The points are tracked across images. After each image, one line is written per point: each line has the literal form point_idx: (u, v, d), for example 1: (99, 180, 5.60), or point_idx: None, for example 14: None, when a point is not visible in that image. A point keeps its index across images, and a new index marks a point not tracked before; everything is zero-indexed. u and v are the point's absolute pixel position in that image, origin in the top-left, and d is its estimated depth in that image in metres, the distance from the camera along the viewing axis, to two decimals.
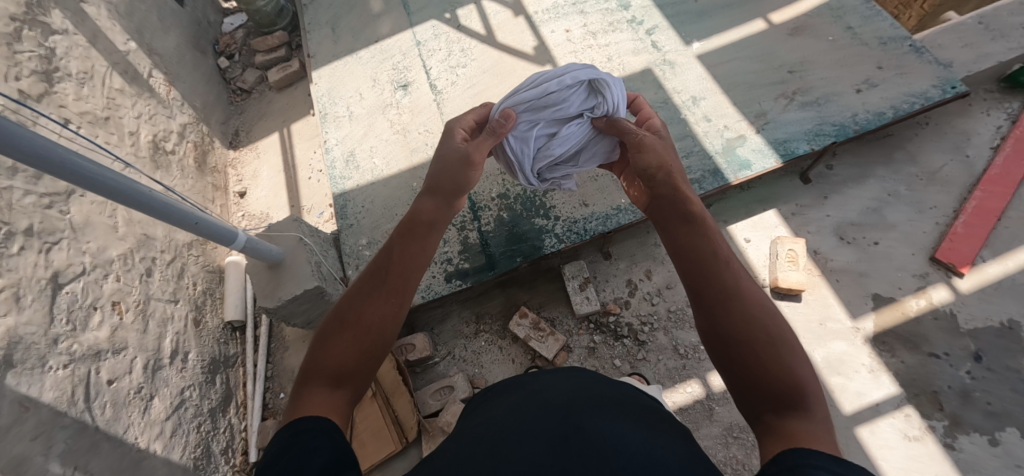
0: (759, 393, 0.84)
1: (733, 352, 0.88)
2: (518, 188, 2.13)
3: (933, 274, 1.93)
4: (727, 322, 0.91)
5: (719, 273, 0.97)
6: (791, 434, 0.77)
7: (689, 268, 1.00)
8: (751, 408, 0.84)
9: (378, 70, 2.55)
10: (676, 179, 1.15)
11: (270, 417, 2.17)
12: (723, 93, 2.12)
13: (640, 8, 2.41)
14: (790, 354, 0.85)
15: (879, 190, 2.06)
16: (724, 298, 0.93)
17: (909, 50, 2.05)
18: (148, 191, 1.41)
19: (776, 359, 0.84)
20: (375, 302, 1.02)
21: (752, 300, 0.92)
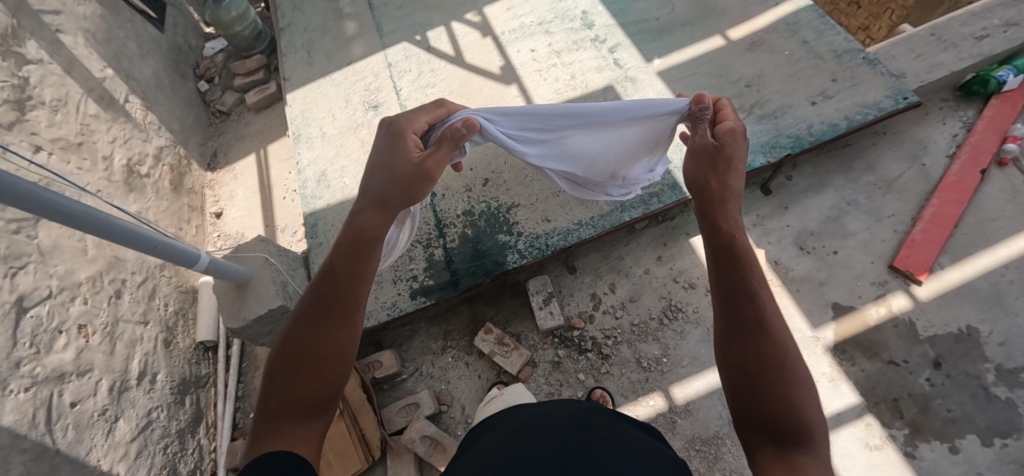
0: (758, 420, 0.80)
1: (743, 379, 0.84)
2: (483, 205, 2.17)
3: (891, 282, 1.98)
4: (744, 348, 0.86)
5: (746, 289, 0.90)
6: (791, 464, 0.73)
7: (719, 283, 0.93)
8: (750, 437, 0.80)
9: (351, 91, 2.61)
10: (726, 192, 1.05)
11: (239, 438, 2.18)
12: None
13: (603, 28, 2.51)
14: (797, 389, 0.80)
15: (837, 199, 2.15)
16: (745, 323, 0.87)
17: (863, 61, 2.20)
18: (108, 216, 1.43)
19: (790, 392, 0.79)
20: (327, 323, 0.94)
21: (771, 330, 0.85)
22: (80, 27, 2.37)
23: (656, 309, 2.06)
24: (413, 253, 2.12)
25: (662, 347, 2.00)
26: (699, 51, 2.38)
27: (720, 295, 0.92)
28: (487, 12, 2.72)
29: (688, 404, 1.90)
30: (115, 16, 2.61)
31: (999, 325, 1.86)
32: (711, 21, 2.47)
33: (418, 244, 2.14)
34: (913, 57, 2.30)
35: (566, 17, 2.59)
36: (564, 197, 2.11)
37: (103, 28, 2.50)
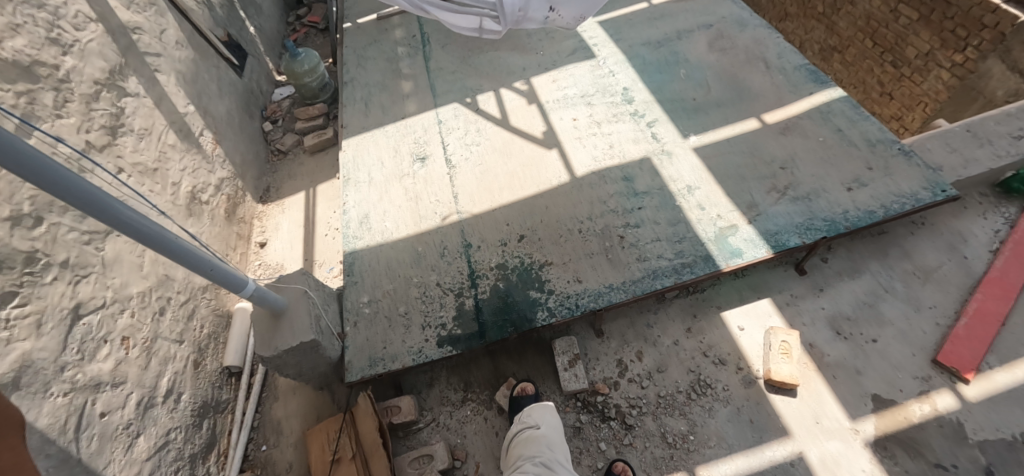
0: None
1: None
2: (515, 260, 2.22)
3: (935, 377, 1.93)
4: None
5: None
6: None
7: None
8: None
9: (400, 143, 2.80)
10: None
11: (248, 470, 2.13)
12: (716, 184, 2.29)
13: (643, 103, 2.67)
14: None
15: (874, 285, 2.14)
16: None
17: (898, 153, 2.27)
18: (174, 239, 1.52)
19: None
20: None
21: None
22: (174, 68, 2.66)
23: (684, 382, 2.01)
24: (444, 300, 2.17)
25: (689, 423, 1.93)
26: (732, 131, 2.49)
27: None
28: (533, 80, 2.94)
29: None
30: (203, 61, 2.93)
31: None
32: (744, 103, 2.59)
33: (450, 292, 2.18)
34: (949, 150, 2.34)
35: (607, 92, 2.77)
36: (596, 259, 2.14)
37: (192, 70, 2.80)
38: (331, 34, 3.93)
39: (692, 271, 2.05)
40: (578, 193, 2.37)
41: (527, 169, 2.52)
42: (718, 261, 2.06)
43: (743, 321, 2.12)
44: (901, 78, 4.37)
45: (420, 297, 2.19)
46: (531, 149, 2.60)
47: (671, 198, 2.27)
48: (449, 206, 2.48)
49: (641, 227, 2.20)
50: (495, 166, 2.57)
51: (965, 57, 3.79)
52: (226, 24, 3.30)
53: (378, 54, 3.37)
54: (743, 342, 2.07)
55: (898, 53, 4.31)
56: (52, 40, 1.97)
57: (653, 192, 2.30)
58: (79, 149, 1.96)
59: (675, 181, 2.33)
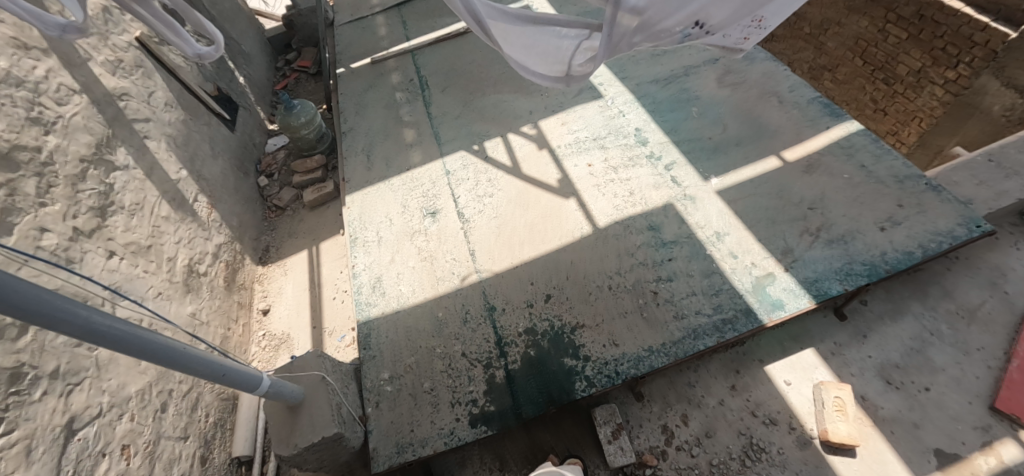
0: None
1: None
2: (545, 323, 2.09)
3: (995, 426, 1.84)
4: None
5: None
6: None
7: None
8: None
9: (408, 197, 2.68)
10: None
11: None
12: (746, 229, 2.21)
13: (658, 144, 2.62)
14: None
15: (918, 328, 2.06)
16: None
17: (927, 188, 2.23)
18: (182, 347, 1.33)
19: None
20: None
21: None
22: (164, 132, 2.50)
23: (736, 448, 1.89)
24: (472, 373, 2.02)
25: None
26: (753, 172, 2.42)
27: None
28: (541, 125, 2.86)
29: None
30: (194, 121, 2.78)
31: None
32: (762, 141, 2.54)
33: (478, 363, 2.04)
34: (974, 181, 2.32)
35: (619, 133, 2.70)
36: (631, 319, 2.02)
37: (183, 132, 2.64)
38: (324, 79, 3.82)
39: (734, 327, 1.95)
40: (603, 245, 2.27)
41: (546, 221, 2.41)
42: (760, 315, 1.97)
43: (790, 375, 2.01)
44: (893, 95, 4.41)
45: (446, 370, 2.04)
46: (548, 199, 2.49)
47: (701, 247, 2.18)
48: (467, 265, 2.34)
49: (674, 281, 2.10)
50: (513, 219, 2.45)
51: (960, 73, 3.79)
52: (215, 78, 3.16)
53: (377, 101, 3.26)
54: (791, 398, 1.96)
55: (889, 71, 4.34)
56: (33, 120, 1.81)
57: (681, 241, 2.21)
58: (67, 237, 1.78)
59: (703, 228, 2.25)
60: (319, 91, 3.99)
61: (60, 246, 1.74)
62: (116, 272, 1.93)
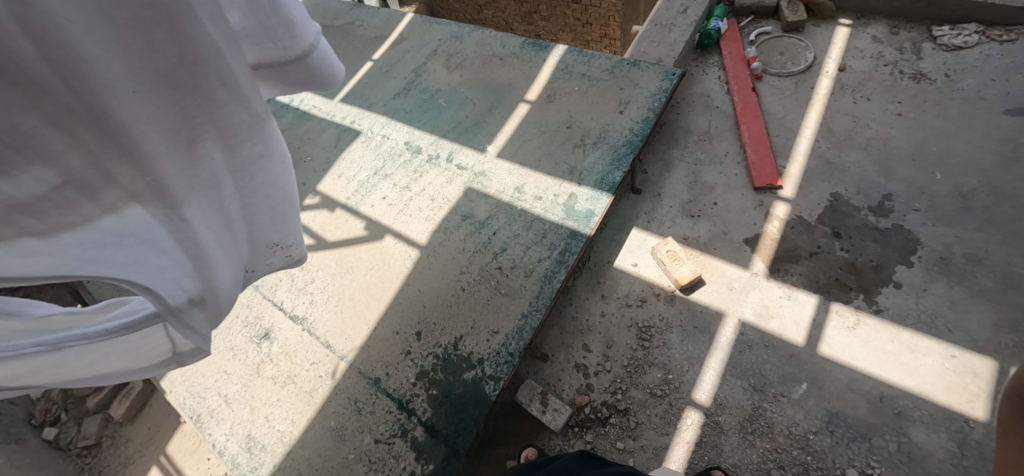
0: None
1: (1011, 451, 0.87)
2: (430, 357, 2.06)
3: (766, 198, 2.35)
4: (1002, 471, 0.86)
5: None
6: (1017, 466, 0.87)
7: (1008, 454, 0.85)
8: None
9: (230, 337, 2.35)
10: None
11: None
12: (535, 171, 2.48)
13: (430, 146, 2.80)
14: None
15: (686, 166, 2.53)
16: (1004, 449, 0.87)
17: (631, 67, 2.73)
18: None
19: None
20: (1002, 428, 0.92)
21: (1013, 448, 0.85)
22: None
23: (633, 339, 2.11)
24: (396, 449, 1.91)
25: (661, 367, 2.03)
26: (513, 123, 2.74)
27: None
28: (323, 189, 2.82)
29: (715, 398, 1.94)
30: None
31: (845, 183, 2.30)
32: (507, 97, 2.88)
33: (395, 436, 1.93)
34: (655, 45, 2.88)
35: (395, 156, 2.82)
36: (496, 303, 2.11)
37: None
38: None
39: (572, 252, 2.14)
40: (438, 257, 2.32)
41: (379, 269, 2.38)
42: (583, 230, 2.20)
43: (633, 258, 2.31)
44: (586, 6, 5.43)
45: (371, 465, 1.90)
46: (369, 248, 2.47)
47: (512, 207, 2.38)
48: (330, 358, 2.19)
49: (508, 249, 2.24)
50: (348, 286, 2.37)
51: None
52: None
53: None
54: (644, 274, 2.25)
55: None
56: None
57: (495, 212, 2.39)
58: None
59: (504, 191, 2.46)
60: None
61: None
62: None
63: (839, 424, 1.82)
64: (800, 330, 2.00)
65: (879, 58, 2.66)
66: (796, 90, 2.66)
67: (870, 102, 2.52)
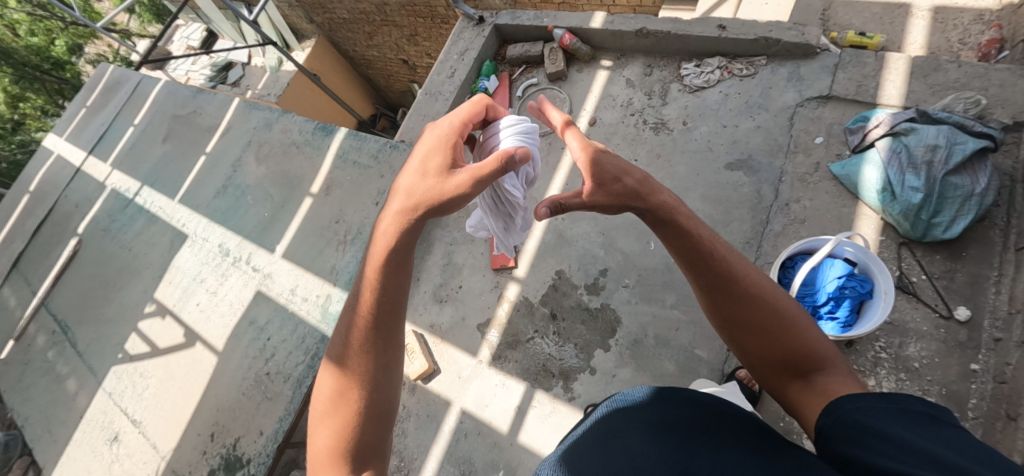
0: (773, 324, 1.11)
1: (772, 323, 1.11)
2: (217, 456, 2.58)
3: (502, 279, 2.40)
4: (787, 345, 1.09)
5: (764, 318, 1.11)
6: (777, 322, 1.11)
7: (773, 325, 1.10)
8: (775, 329, 1.10)
9: (93, 440, 2.98)
10: (763, 307, 1.12)
11: None
12: (306, 270, 2.81)
13: (237, 248, 3.11)
14: (773, 306, 1.12)
15: (444, 247, 2.62)
16: (766, 329, 1.11)
17: (391, 151, 2.86)
18: None
19: (770, 312, 1.11)
20: (725, 290, 1.16)
21: (770, 317, 1.11)
22: None
23: None
24: None
25: (396, 453, 2.27)
26: (297, 220, 2.99)
27: (769, 330, 1.11)
28: (160, 295, 3.24)
29: None
30: None
31: (570, 260, 2.29)
32: (297, 188, 3.11)
33: None
34: (420, 120, 2.82)
35: (211, 260, 3.16)
36: (266, 406, 2.59)
37: None
38: None
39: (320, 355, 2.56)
40: (229, 362, 2.79)
41: (189, 374, 2.88)
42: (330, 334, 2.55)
43: None
44: None
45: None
46: (181, 356, 2.95)
47: (286, 310, 2.76)
48: (155, 454, 2.76)
49: (277, 353, 2.69)
50: (169, 391, 2.89)
51: None
52: None
53: (33, 376, 3.38)
54: None
55: (440, 12, 5.03)
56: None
57: (274, 315, 2.78)
58: None
59: (282, 293, 2.82)
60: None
61: None
62: None
63: None
64: (506, 417, 2.14)
65: (628, 107, 2.45)
66: None
67: None
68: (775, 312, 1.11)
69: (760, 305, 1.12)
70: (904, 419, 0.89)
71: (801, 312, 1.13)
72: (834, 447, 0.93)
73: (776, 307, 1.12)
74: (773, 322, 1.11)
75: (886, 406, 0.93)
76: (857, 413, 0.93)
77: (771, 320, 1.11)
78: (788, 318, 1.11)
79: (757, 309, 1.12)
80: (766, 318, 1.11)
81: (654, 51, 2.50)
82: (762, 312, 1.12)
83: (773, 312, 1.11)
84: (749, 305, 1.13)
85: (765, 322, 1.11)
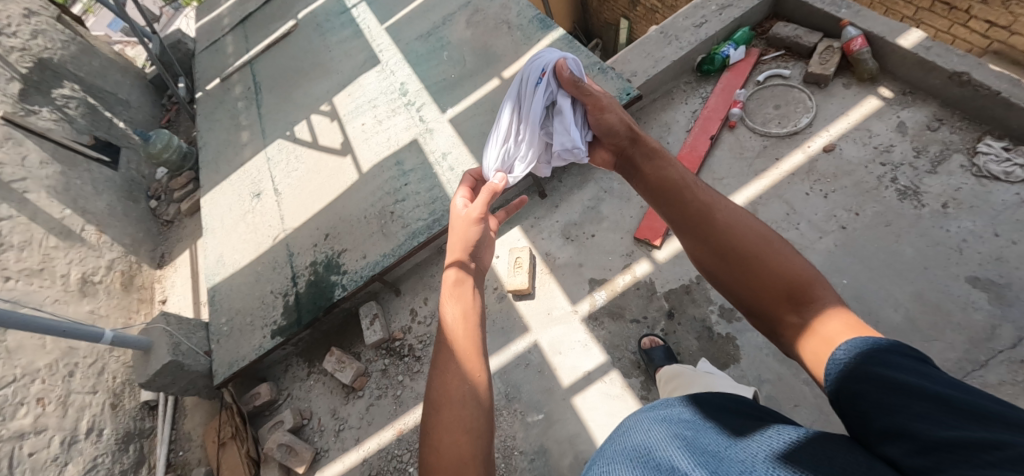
0: (738, 246, 1.12)
1: (737, 249, 1.12)
2: (321, 255, 2.89)
3: (637, 251, 2.27)
4: (752, 273, 1.08)
5: (725, 245, 1.13)
6: (736, 246, 1.12)
7: (734, 249, 1.12)
8: (745, 259, 1.10)
9: (242, 187, 3.48)
10: (718, 226, 1.16)
11: (172, 470, 2.85)
12: (464, 144, 2.86)
13: (415, 93, 3.23)
14: (732, 228, 1.14)
15: (596, 190, 2.50)
16: (728, 252, 1.12)
17: (598, 71, 2.54)
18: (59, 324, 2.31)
19: (732, 235, 1.14)
20: (688, 210, 1.24)
21: (734, 243, 1.13)
22: (43, 184, 3.38)
23: None
24: (278, 302, 2.86)
25: None
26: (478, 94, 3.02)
27: (729, 251, 1.12)
28: (337, 100, 3.54)
29: None
30: (73, 169, 3.67)
31: None
32: (492, 64, 3.09)
33: (281, 294, 2.87)
34: (643, 57, 2.50)
35: (388, 92, 3.34)
36: (375, 239, 2.80)
37: (63, 181, 3.53)
38: (183, 105, 4.51)
39: None
40: (364, 186, 3.02)
41: (330, 178, 3.18)
42: None
43: (498, 251, 2.52)
44: None
45: (262, 306, 2.89)
46: (331, 159, 3.26)
47: (430, 169, 2.88)
48: (278, 225, 3.16)
49: (407, 201, 2.83)
50: (310, 183, 3.23)
51: None
52: (92, 130, 4.05)
53: (223, 115, 3.98)
54: (497, 267, 2.47)
55: None
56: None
57: (418, 168, 2.92)
58: None
59: (434, 152, 2.92)
60: (189, 125, 4.89)
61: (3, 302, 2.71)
62: (16, 291, 2.82)
63: (541, 456, 2.01)
64: (571, 374, 2.12)
65: (884, 153, 2.01)
66: (757, 153, 2.18)
67: (824, 200, 2.00)
68: (732, 234, 1.14)
69: (723, 227, 1.16)
70: (914, 371, 0.77)
71: (757, 230, 1.13)
72: (863, 411, 0.77)
73: (732, 228, 1.15)
74: (733, 244, 1.13)
75: (890, 364, 0.80)
76: (892, 391, 0.75)
77: (734, 243, 1.13)
78: (742, 234, 1.13)
79: (721, 237, 1.15)
80: (732, 243, 1.13)
81: (953, 104, 2.01)
82: (720, 230, 1.16)
83: (735, 239, 1.13)
84: (705, 224, 1.19)
85: (728, 247, 1.13)
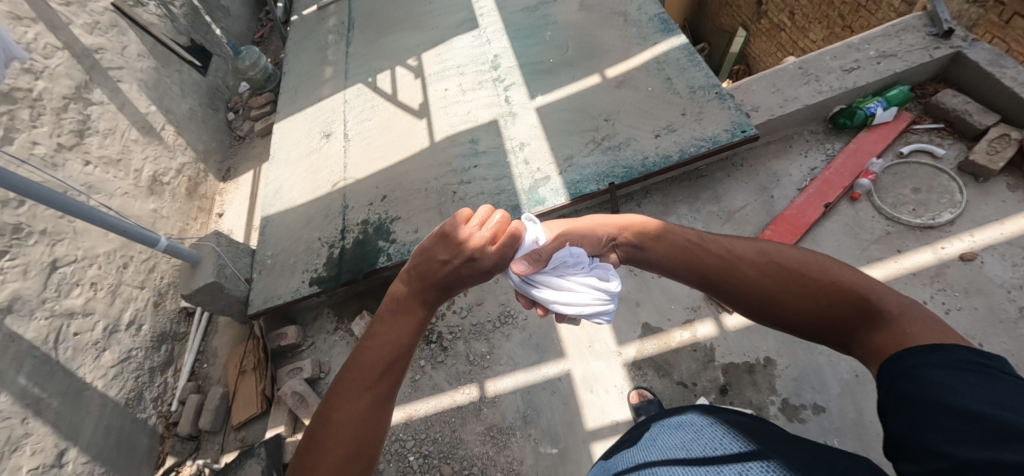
0: (744, 278, 1.00)
1: (743, 285, 0.99)
2: (375, 216, 2.83)
3: (704, 308, 2.05)
4: (771, 310, 0.97)
5: (729, 280, 1.01)
6: (734, 278, 1.01)
7: (741, 283, 1.00)
8: (754, 293, 0.98)
9: (314, 124, 3.44)
10: (708, 256, 1.04)
11: (193, 380, 2.97)
12: (545, 139, 2.57)
13: (506, 69, 3.02)
14: (727, 256, 1.02)
15: None
16: (733, 287, 1.01)
17: (714, 97, 2.27)
18: (125, 225, 2.38)
19: (733, 265, 1.01)
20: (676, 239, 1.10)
21: (739, 275, 1.00)
22: (136, 77, 3.47)
23: (494, 313, 2.32)
24: (323, 251, 2.84)
25: (489, 346, 2.25)
26: (574, 87, 2.71)
27: (734, 285, 1.01)
28: (426, 58, 3.39)
29: (495, 396, 2.13)
30: (165, 67, 3.75)
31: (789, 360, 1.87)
32: (597, 57, 2.81)
33: (327, 244, 2.85)
34: (769, 90, 2.22)
35: (478, 62, 3.16)
36: (431, 214, 2.69)
37: (154, 77, 3.61)
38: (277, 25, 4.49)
39: None
40: (432, 156, 2.90)
41: (400, 138, 3.08)
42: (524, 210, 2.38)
43: None
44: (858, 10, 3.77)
45: (307, 250, 2.88)
46: (406, 119, 3.15)
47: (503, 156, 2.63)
48: (340, 172, 3.12)
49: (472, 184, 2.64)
50: (380, 137, 3.15)
51: None
52: (190, 32, 4.11)
53: (312, 45, 3.93)
54: None
55: None
56: (26, 69, 2.70)
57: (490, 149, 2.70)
58: (53, 149, 2.72)
59: (511, 139, 2.66)
60: (278, 47, 4.91)
61: (78, 185, 2.80)
62: (92, 176, 2.91)
63: None
64: (598, 418, 1.97)
65: None
66: (876, 237, 1.89)
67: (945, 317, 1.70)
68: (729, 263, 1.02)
69: (720, 253, 1.04)
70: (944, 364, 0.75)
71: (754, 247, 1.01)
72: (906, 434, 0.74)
73: (726, 254, 1.02)
74: (732, 277, 1.01)
75: (919, 367, 0.76)
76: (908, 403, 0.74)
77: (747, 274, 0.99)
78: (740, 258, 1.00)
79: (726, 271, 1.02)
80: (734, 280, 1.00)
81: None
82: (721, 262, 1.02)
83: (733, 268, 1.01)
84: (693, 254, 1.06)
85: (727, 282, 1.02)
